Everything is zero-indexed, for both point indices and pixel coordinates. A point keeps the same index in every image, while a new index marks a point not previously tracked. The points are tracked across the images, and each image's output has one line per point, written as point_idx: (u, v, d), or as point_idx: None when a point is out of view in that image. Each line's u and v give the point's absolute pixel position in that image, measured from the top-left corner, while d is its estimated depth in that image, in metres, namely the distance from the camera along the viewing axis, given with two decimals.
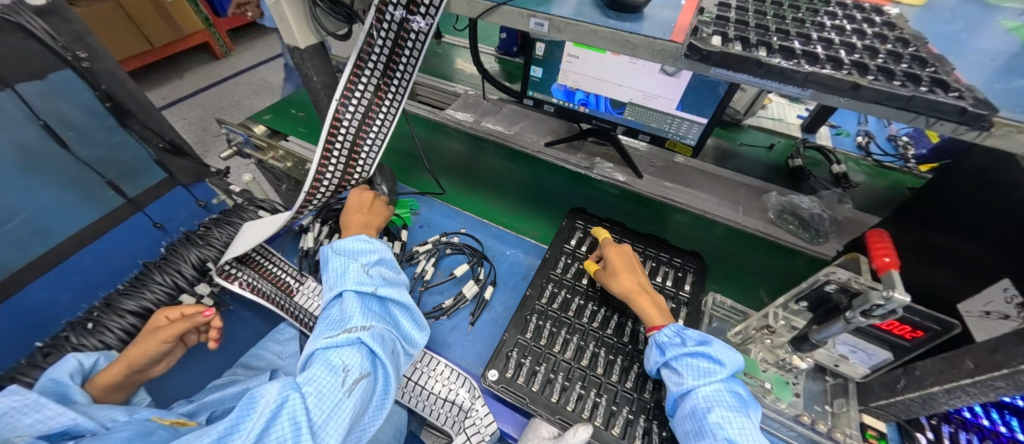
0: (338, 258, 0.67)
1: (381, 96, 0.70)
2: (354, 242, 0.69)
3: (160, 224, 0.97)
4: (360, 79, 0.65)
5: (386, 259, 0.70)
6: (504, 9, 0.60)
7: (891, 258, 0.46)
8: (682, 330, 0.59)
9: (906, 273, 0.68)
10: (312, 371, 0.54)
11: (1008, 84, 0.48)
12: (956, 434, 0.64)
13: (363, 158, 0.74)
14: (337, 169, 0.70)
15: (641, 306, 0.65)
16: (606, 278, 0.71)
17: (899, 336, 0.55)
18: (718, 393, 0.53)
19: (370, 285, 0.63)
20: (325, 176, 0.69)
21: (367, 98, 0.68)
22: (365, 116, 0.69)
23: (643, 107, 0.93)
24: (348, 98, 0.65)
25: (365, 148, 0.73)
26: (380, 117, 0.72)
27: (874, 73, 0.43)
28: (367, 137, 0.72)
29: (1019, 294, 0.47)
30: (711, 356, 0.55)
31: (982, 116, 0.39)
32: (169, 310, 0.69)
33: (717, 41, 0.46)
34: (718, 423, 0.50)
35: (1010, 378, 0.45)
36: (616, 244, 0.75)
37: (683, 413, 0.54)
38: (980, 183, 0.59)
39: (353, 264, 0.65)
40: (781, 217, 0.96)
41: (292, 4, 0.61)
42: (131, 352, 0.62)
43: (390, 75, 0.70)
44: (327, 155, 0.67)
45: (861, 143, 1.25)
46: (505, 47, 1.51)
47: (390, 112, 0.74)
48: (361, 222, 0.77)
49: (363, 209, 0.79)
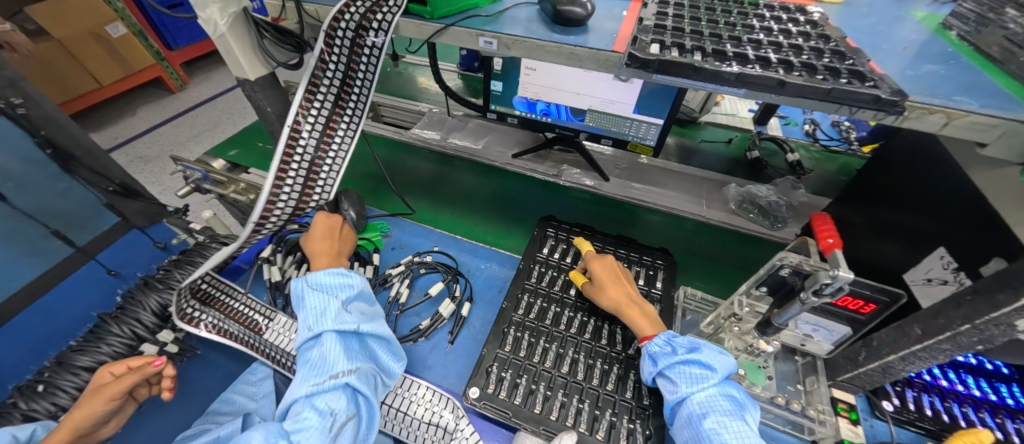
0: (315, 295, 0.63)
1: (337, 116, 0.67)
2: (331, 277, 0.65)
3: (114, 271, 0.90)
4: (315, 100, 0.62)
5: (365, 293, 0.68)
6: (453, 30, 0.61)
7: (834, 239, 0.51)
8: (672, 338, 0.60)
9: (857, 250, 0.72)
10: (296, 422, 0.51)
11: (919, 70, 0.53)
12: (919, 398, 0.68)
13: (322, 183, 0.68)
14: (292, 195, 0.64)
15: (633, 319, 0.65)
16: (595, 295, 0.71)
17: (854, 311, 0.58)
18: (712, 398, 0.53)
19: (354, 324, 0.61)
20: (279, 201, 0.62)
21: (323, 120, 0.64)
22: (321, 138, 0.65)
23: (602, 113, 0.96)
24: (302, 120, 0.61)
25: (323, 173, 0.68)
26: (338, 139, 0.68)
27: (799, 69, 0.47)
28: (325, 160, 0.67)
29: (954, 259, 0.51)
30: (702, 362, 0.56)
31: (895, 102, 0.43)
32: (115, 366, 0.65)
33: (655, 50, 0.49)
34: (713, 429, 0.50)
35: (953, 339, 0.48)
36: (599, 256, 0.75)
37: (680, 420, 0.54)
38: (909, 161, 0.64)
39: (332, 301, 0.62)
40: (742, 207, 1.01)
41: (237, 36, 0.60)
42: (75, 414, 0.58)
43: (346, 96, 0.67)
44: (280, 180, 0.61)
45: (808, 130, 1.33)
46: (467, 63, 1.54)
47: (349, 133, 0.70)
48: (329, 251, 0.74)
49: (331, 236, 0.77)
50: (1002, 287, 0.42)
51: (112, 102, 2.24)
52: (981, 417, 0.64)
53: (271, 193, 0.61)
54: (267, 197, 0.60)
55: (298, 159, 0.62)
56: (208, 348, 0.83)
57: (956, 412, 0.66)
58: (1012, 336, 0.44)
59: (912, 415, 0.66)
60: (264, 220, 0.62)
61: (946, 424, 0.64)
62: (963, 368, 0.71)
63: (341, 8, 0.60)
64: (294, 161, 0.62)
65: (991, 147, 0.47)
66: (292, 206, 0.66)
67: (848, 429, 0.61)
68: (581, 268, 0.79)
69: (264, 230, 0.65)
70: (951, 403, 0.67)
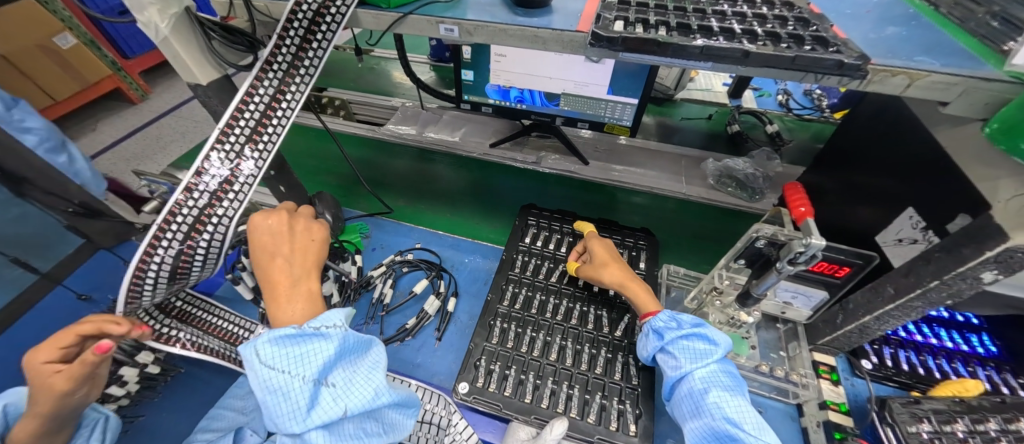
0: (271, 373, 0.43)
1: (269, 116, 0.62)
2: (289, 339, 0.44)
3: (84, 295, 0.85)
4: (257, 91, 0.60)
5: (351, 345, 0.48)
6: (412, 19, 0.59)
7: (806, 208, 0.52)
8: (676, 315, 0.59)
9: (832, 215, 0.73)
10: None
11: (882, 33, 0.53)
12: (896, 354, 0.70)
13: (245, 181, 0.62)
14: (215, 184, 0.59)
15: (634, 292, 0.64)
16: (595, 270, 0.70)
17: (830, 276, 0.59)
18: (713, 373, 0.52)
19: (339, 413, 0.43)
20: (218, 205, 0.60)
21: (251, 122, 0.60)
22: (256, 130, 0.61)
23: (576, 96, 0.94)
24: (241, 111, 0.59)
25: (254, 165, 0.62)
26: (269, 136, 0.63)
27: (763, 38, 0.46)
28: (251, 158, 0.62)
29: (922, 219, 0.52)
30: (707, 337, 0.55)
31: (857, 66, 0.43)
32: (44, 353, 0.45)
33: (619, 27, 0.48)
34: (716, 403, 0.49)
35: (924, 296, 0.50)
36: (600, 237, 0.75)
37: (680, 395, 0.54)
38: (877, 124, 0.65)
39: (295, 383, 0.43)
40: (720, 181, 1.02)
41: (182, 41, 0.57)
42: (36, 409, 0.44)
43: (281, 95, 0.63)
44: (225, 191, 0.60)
45: (782, 100, 1.35)
46: (438, 54, 1.50)
47: (284, 129, 0.64)
48: (280, 273, 0.54)
49: (276, 252, 0.56)
50: (968, 243, 0.43)
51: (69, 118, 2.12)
52: (954, 367, 0.67)
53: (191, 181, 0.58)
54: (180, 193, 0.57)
55: (217, 165, 0.59)
56: (193, 365, 0.81)
57: (931, 364, 0.68)
58: (979, 289, 0.45)
59: (890, 371, 0.68)
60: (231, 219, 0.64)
61: (922, 376, 0.67)
62: (936, 322, 0.74)
63: (290, 7, 0.59)
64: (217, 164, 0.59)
65: (953, 106, 0.47)
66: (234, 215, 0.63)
67: (830, 390, 0.63)
68: (577, 254, 0.78)
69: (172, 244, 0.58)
70: (926, 356, 0.69)
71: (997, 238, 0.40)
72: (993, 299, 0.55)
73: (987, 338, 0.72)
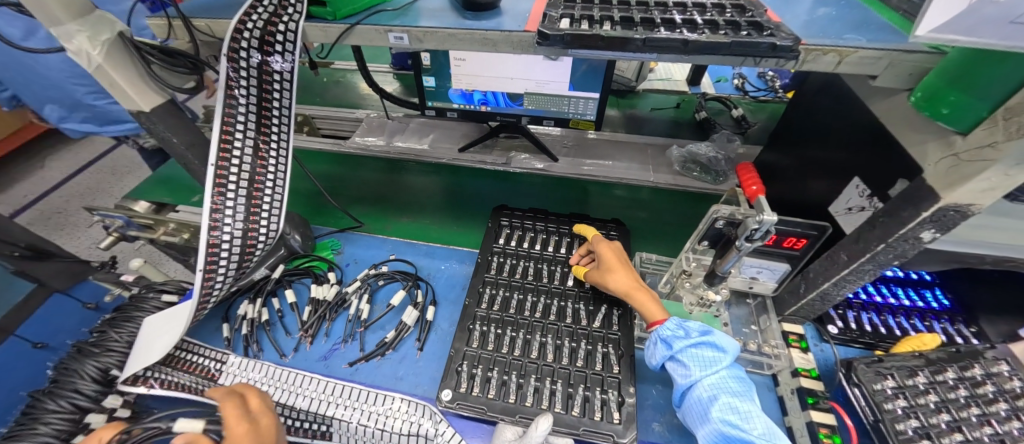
0: None
1: (263, 147, 0.65)
2: None
3: (41, 343, 0.89)
4: (234, 131, 0.60)
5: None
6: (360, 29, 0.58)
7: (758, 186, 0.54)
8: (683, 322, 0.59)
9: (789, 190, 0.76)
10: None
11: (812, 15, 0.55)
12: (859, 316, 0.74)
13: (266, 216, 0.68)
14: (238, 229, 0.64)
15: (640, 302, 0.63)
16: (602, 277, 0.69)
17: (789, 249, 0.62)
18: (723, 380, 0.54)
19: None
20: (223, 241, 0.63)
21: (248, 162, 0.63)
22: (252, 179, 0.64)
23: (539, 94, 0.95)
24: (226, 161, 0.60)
25: (263, 206, 0.67)
26: (271, 169, 0.67)
27: (703, 27, 0.48)
28: (262, 197, 0.67)
29: (867, 187, 0.55)
30: (714, 344, 0.57)
31: (788, 48, 0.45)
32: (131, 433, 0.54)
33: (565, 25, 0.49)
34: (726, 412, 0.51)
35: (873, 259, 0.52)
36: (608, 241, 0.74)
37: (690, 403, 0.55)
38: (820, 98, 0.68)
39: None
40: (686, 166, 1.05)
41: (118, 68, 0.55)
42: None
43: (267, 125, 0.65)
44: (219, 226, 0.62)
45: (738, 85, 1.40)
46: (400, 62, 1.48)
47: (282, 156, 0.68)
48: None
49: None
50: (905, 206, 0.46)
51: (17, 155, 1.98)
52: (912, 324, 0.72)
53: (212, 240, 0.62)
54: (207, 249, 0.61)
55: (230, 206, 0.62)
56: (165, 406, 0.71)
57: (891, 323, 0.72)
58: (920, 248, 0.49)
59: (854, 333, 0.71)
60: (215, 265, 0.64)
61: (884, 335, 0.70)
62: (893, 281, 0.78)
63: (236, 25, 0.56)
64: (229, 201, 0.62)
65: (881, 79, 0.50)
66: (239, 247, 0.66)
67: (800, 358, 0.65)
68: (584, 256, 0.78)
69: (220, 283, 0.67)
70: (886, 315, 0.73)
71: (930, 199, 0.43)
72: (941, 255, 0.58)
73: (940, 292, 0.76)
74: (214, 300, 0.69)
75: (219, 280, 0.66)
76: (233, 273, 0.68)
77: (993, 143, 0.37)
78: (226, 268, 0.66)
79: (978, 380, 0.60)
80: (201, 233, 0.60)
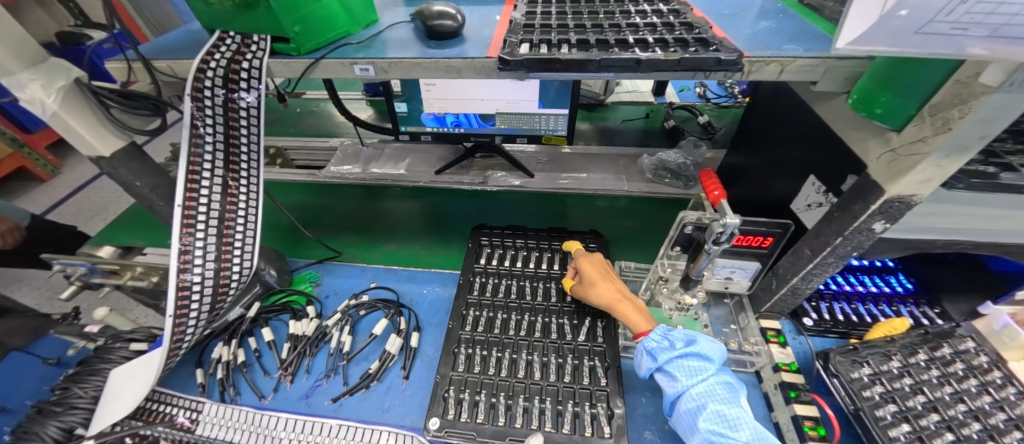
0: None
1: (233, 183, 0.64)
2: None
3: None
4: (201, 170, 0.59)
5: None
6: (325, 63, 0.59)
7: (718, 191, 0.56)
8: (669, 332, 0.60)
9: (754, 191, 0.80)
10: None
11: (755, 28, 0.59)
12: (831, 307, 0.77)
13: (238, 254, 0.67)
14: (209, 269, 0.63)
15: (624, 313, 0.65)
16: (586, 290, 0.70)
17: (756, 247, 0.64)
18: (711, 388, 0.55)
19: None
20: (194, 282, 0.61)
21: (217, 200, 0.62)
22: (222, 218, 0.63)
23: (510, 113, 0.97)
24: (194, 201, 0.59)
25: (235, 244, 0.66)
26: (242, 205, 0.65)
27: (654, 45, 0.51)
28: (233, 234, 0.65)
29: (821, 184, 0.58)
30: (700, 354, 0.57)
31: (733, 61, 0.48)
32: None
33: (524, 50, 0.51)
34: (714, 421, 0.51)
35: (834, 252, 0.55)
36: (588, 253, 0.75)
37: (679, 411, 0.56)
38: (772, 103, 0.72)
39: None
40: (657, 174, 1.09)
41: (76, 115, 0.54)
42: None
43: (235, 161, 0.64)
44: (189, 268, 0.60)
45: (700, 93, 1.47)
46: (372, 89, 1.49)
47: (253, 191, 0.67)
48: None
49: None
50: (856, 200, 0.49)
51: None
52: (881, 310, 0.75)
53: (182, 283, 0.60)
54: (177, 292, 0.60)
55: (200, 247, 0.61)
56: None
57: (861, 311, 0.75)
58: (874, 238, 0.52)
59: (829, 323, 0.74)
60: (186, 308, 0.62)
61: (856, 323, 0.73)
62: (859, 270, 0.82)
63: (198, 65, 0.56)
64: (198, 240, 0.61)
65: (821, 84, 0.53)
66: (211, 289, 0.64)
67: (779, 353, 0.67)
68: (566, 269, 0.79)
69: (193, 326, 0.65)
70: (856, 303, 0.76)
71: (876, 193, 0.46)
72: (896, 243, 0.61)
73: (903, 277, 0.81)
74: (187, 344, 0.67)
75: (191, 324, 0.64)
76: (207, 314, 0.66)
77: (923, 138, 0.40)
78: (198, 311, 0.64)
79: (944, 360, 0.63)
80: (171, 275, 0.58)
